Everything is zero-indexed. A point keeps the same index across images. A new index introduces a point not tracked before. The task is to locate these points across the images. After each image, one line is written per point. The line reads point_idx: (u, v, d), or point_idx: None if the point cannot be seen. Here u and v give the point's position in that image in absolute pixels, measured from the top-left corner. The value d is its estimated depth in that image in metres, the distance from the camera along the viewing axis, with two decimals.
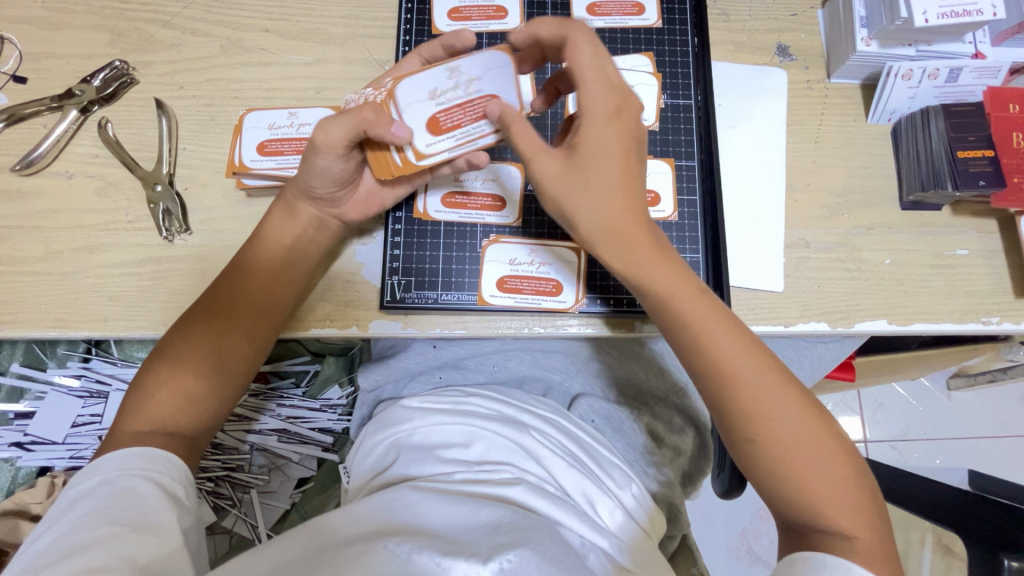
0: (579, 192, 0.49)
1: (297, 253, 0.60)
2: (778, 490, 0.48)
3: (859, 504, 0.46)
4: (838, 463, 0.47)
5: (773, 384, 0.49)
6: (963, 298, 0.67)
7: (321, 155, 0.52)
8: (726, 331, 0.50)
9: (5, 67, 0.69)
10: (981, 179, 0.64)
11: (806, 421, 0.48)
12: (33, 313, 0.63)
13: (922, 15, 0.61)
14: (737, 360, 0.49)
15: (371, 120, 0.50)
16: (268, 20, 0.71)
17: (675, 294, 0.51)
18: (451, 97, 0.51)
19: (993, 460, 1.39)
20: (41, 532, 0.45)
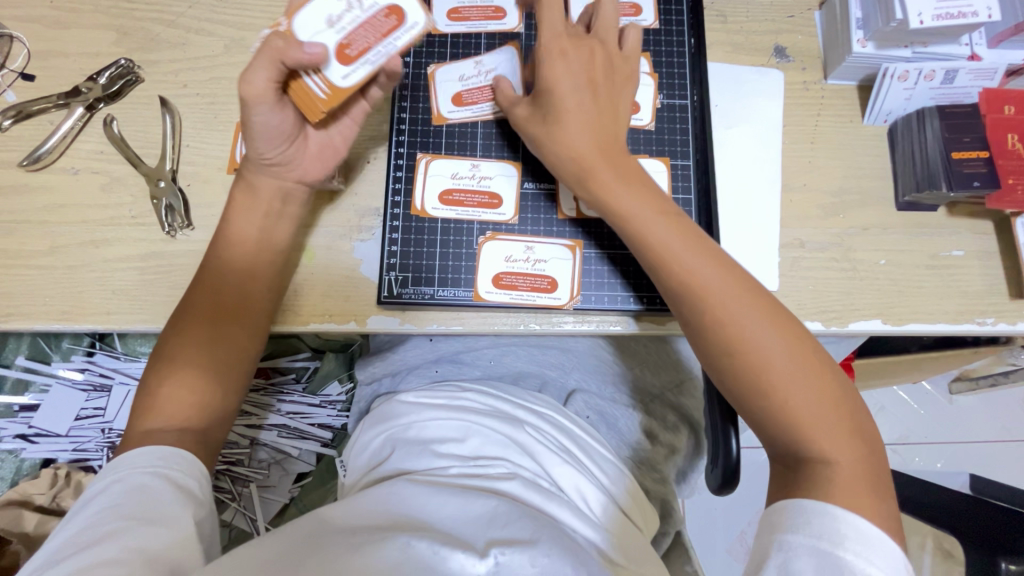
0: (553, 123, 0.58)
1: (269, 229, 0.61)
2: (761, 411, 0.48)
3: (839, 423, 0.47)
4: (823, 384, 0.48)
5: (754, 305, 0.50)
6: (959, 299, 0.67)
7: (258, 108, 0.53)
8: (702, 254, 0.52)
9: (14, 64, 0.71)
10: (975, 180, 0.64)
11: (787, 342, 0.49)
12: (38, 305, 0.64)
13: (917, 17, 0.61)
14: (730, 295, 0.50)
15: (281, 48, 0.50)
16: (271, 19, 0.72)
17: (645, 218, 0.54)
18: (350, 19, 0.51)
19: (994, 465, 1.39)
20: (58, 528, 0.46)
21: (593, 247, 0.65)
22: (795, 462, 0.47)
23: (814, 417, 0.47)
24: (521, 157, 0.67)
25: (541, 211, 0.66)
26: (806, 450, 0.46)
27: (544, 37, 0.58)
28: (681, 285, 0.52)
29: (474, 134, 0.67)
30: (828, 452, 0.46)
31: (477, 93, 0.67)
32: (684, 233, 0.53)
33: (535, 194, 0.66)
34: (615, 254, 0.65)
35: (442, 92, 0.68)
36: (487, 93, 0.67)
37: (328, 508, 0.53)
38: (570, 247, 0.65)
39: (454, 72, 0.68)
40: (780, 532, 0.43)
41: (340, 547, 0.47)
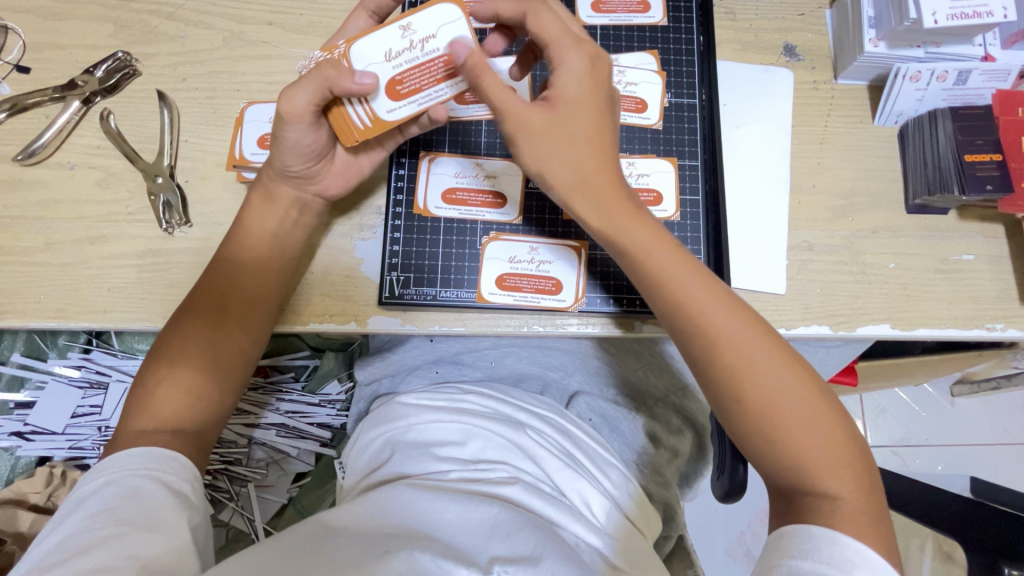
0: (549, 137, 0.48)
1: (283, 234, 0.60)
2: (761, 450, 0.47)
3: (841, 462, 0.45)
4: (823, 420, 0.46)
5: (760, 343, 0.48)
6: (968, 303, 0.66)
7: (291, 126, 0.52)
8: (705, 288, 0.50)
9: (9, 56, 0.69)
10: (987, 183, 0.63)
11: (793, 381, 0.47)
12: (34, 302, 0.63)
13: (932, 16, 0.60)
14: (726, 326, 0.48)
15: (332, 76, 0.49)
16: (271, 13, 0.71)
17: (652, 253, 0.50)
18: (408, 58, 0.50)
19: (995, 468, 1.38)
20: (47, 532, 0.45)
21: (598, 249, 0.64)
22: (793, 495, 0.46)
23: (816, 458, 0.45)
24: None
25: (545, 211, 0.65)
26: (807, 485, 0.45)
27: (563, 56, 0.48)
28: (681, 321, 0.50)
29: (479, 132, 0.66)
30: (829, 488, 0.45)
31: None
32: (689, 266, 0.50)
33: (540, 194, 0.65)
34: None
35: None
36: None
37: (322, 516, 0.52)
38: (575, 249, 0.64)
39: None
40: (787, 558, 0.42)
41: (341, 554, 0.46)
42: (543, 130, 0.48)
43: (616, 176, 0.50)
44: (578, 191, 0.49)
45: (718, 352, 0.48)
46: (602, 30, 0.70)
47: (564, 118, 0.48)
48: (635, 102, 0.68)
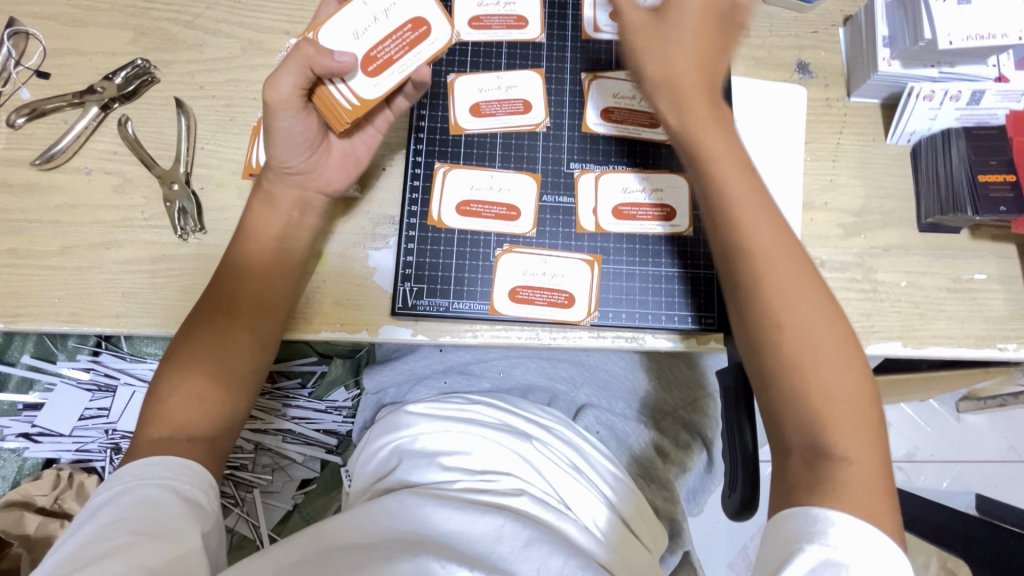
0: (647, 45, 0.55)
1: (288, 238, 0.60)
2: (787, 388, 0.47)
3: (862, 423, 0.46)
4: (850, 371, 0.47)
5: (801, 281, 0.49)
6: (980, 323, 0.66)
7: (281, 113, 0.54)
8: (762, 215, 0.51)
9: (30, 62, 0.70)
10: (1001, 205, 0.63)
11: (828, 327, 0.48)
12: (47, 306, 0.63)
13: (947, 37, 0.61)
14: (774, 264, 0.50)
15: (312, 55, 0.51)
16: (289, 23, 0.71)
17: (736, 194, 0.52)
18: (375, 31, 0.53)
19: (1001, 486, 1.37)
20: (60, 543, 0.45)
21: (611, 262, 0.64)
22: (807, 454, 0.46)
23: (837, 408, 0.46)
24: (540, 169, 0.66)
25: (559, 224, 0.65)
26: (822, 440, 0.46)
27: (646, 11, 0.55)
28: (723, 248, 0.52)
29: (493, 145, 0.66)
30: (840, 448, 0.45)
31: (496, 106, 0.67)
32: (751, 186, 0.52)
33: (554, 207, 0.65)
34: (633, 271, 0.64)
35: (461, 103, 0.67)
36: (506, 107, 0.67)
37: (322, 523, 0.52)
38: (588, 262, 0.64)
39: (475, 83, 0.67)
40: (791, 542, 0.42)
41: (346, 561, 0.46)
42: (645, 36, 0.55)
43: (709, 86, 0.55)
44: (658, 84, 0.55)
45: (759, 281, 0.49)
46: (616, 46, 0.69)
47: (670, 23, 0.54)
48: (648, 118, 0.67)
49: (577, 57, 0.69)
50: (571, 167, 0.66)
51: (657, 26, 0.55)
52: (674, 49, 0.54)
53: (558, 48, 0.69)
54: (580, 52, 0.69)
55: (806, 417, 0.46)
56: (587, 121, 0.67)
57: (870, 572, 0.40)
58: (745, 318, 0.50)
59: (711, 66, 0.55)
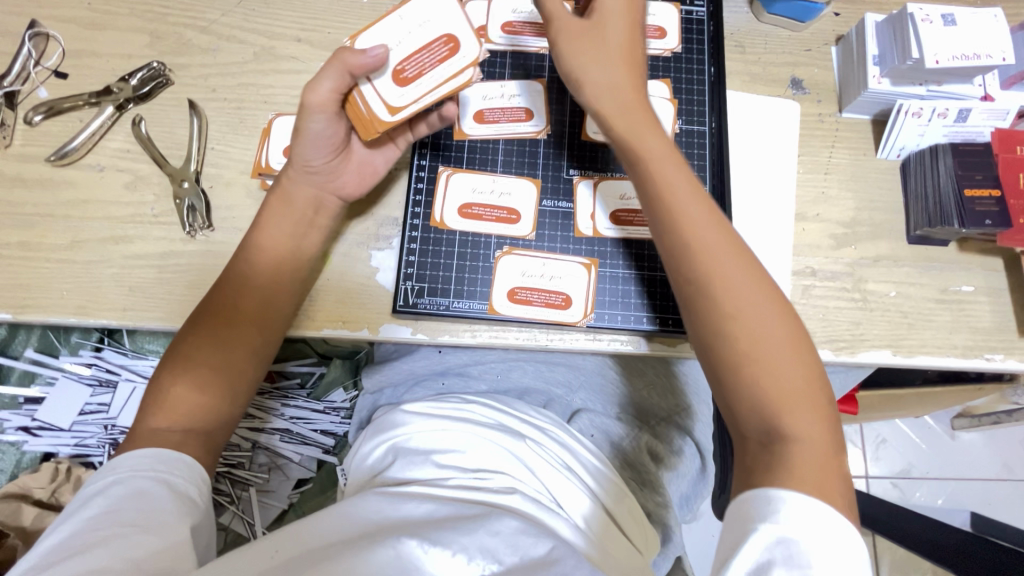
0: (584, 47, 0.56)
1: (302, 239, 0.62)
2: (737, 376, 0.48)
3: (806, 402, 0.47)
4: (794, 351, 0.48)
5: (747, 273, 0.51)
6: (967, 333, 0.67)
7: (314, 116, 0.55)
8: (695, 203, 0.53)
9: (49, 62, 0.72)
10: (986, 218, 0.65)
11: (775, 318, 0.49)
12: (56, 297, 0.65)
13: (933, 57, 0.63)
14: (718, 251, 0.51)
15: (348, 59, 0.52)
16: (301, 30, 0.74)
17: (678, 188, 0.53)
18: (408, 43, 0.54)
19: (993, 504, 1.38)
20: (49, 533, 0.46)
21: (608, 266, 0.65)
22: (760, 437, 0.47)
23: (786, 392, 0.47)
24: (541, 175, 0.68)
25: (557, 228, 0.67)
26: (774, 422, 0.46)
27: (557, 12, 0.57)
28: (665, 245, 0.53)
29: (496, 151, 0.69)
30: (788, 425, 0.46)
31: (500, 114, 0.69)
32: (690, 181, 0.54)
33: (553, 212, 0.67)
34: (630, 275, 0.65)
35: (466, 109, 0.69)
36: (508, 115, 0.69)
37: (311, 516, 0.52)
38: (585, 265, 0.65)
39: (481, 90, 0.69)
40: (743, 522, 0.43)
41: (332, 552, 0.46)
42: (578, 40, 0.56)
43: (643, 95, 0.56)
44: (606, 94, 0.56)
45: (706, 269, 0.51)
46: None
47: (600, 33, 0.56)
48: None
49: None
50: (570, 174, 0.68)
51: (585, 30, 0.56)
52: (615, 63, 0.56)
53: None
54: None
55: (756, 400, 0.47)
56: (587, 129, 0.68)
57: (823, 551, 0.40)
58: (694, 308, 0.51)
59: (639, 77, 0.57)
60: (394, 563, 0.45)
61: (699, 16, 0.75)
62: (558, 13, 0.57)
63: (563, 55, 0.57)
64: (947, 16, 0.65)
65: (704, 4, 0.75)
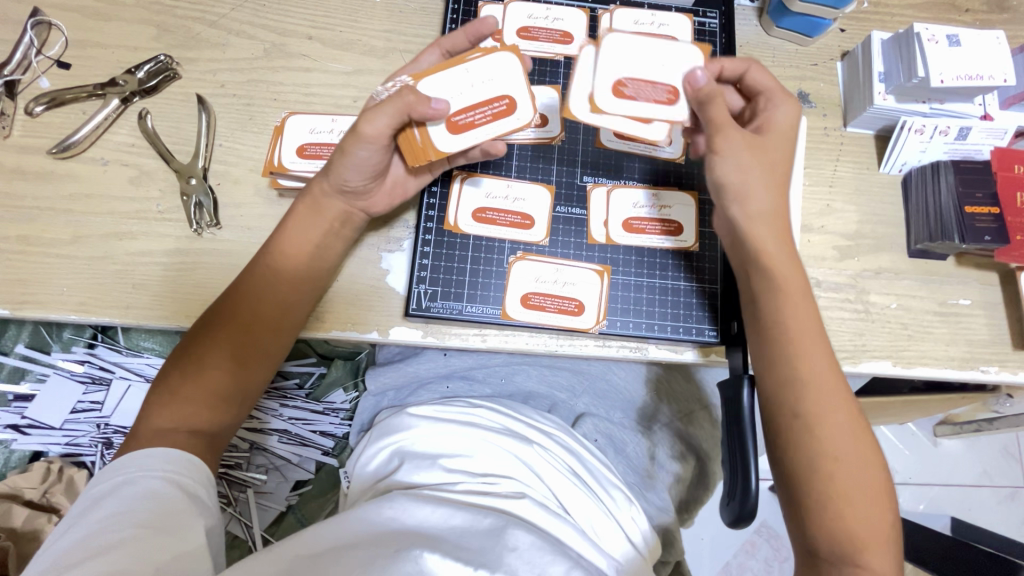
0: (751, 162, 0.55)
1: (324, 247, 0.61)
2: (829, 513, 0.49)
3: (882, 540, 0.49)
4: (880, 497, 0.50)
5: (853, 424, 0.51)
6: (964, 346, 0.69)
7: (365, 144, 0.55)
8: (818, 348, 0.53)
9: (52, 52, 0.70)
10: (986, 234, 0.67)
11: (870, 466, 0.50)
12: (56, 294, 0.63)
13: (939, 76, 0.65)
14: (830, 397, 0.51)
15: (412, 102, 0.52)
16: (312, 28, 0.73)
17: (801, 332, 0.53)
18: (469, 94, 0.55)
19: (973, 509, 1.42)
20: (58, 536, 0.45)
21: (620, 274, 0.66)
22: (835, 560, 0.49)
23: (873, 533, 0.49)
24: (555, 181, 0.68)
25: (571, 234, 0.67)
26: (857, 556, 0.48)
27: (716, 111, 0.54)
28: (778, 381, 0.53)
29: (510, 156, 0.69)
30: (868, 562, 0.48)
31: (648, 90, 0.55)
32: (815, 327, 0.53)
33: (567, 218, 0.67)
34: (641, 283, 0.66)
35: (588, 88, 0.55)
36: (652, 93, 0.55)
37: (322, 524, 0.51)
38: (597, 272, 0.66)
39: (615, 53, 0.55)
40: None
41: (347, 562, 0.45)
42: (747, 153, 0.55)
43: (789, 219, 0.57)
44: (762, 221, 0.55)
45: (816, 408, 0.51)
46: None
47: (767, 150, 0.56)
48: None
49: None
50: (583, 181, 0.68)
51: (757, 147, 0.55)
52: (774, 183, 0.55)
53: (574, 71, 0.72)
54: None
55: (839, 531, 0.49)
56: (602, 137, 0.69)
57: None
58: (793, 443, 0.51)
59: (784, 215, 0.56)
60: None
61: (711, 28, 0.76)
62: (726, 120, 0.54)
63: (721, 168, 0.55)
64: (953, 37, 0.67)
65: (715, 16, 0.76)
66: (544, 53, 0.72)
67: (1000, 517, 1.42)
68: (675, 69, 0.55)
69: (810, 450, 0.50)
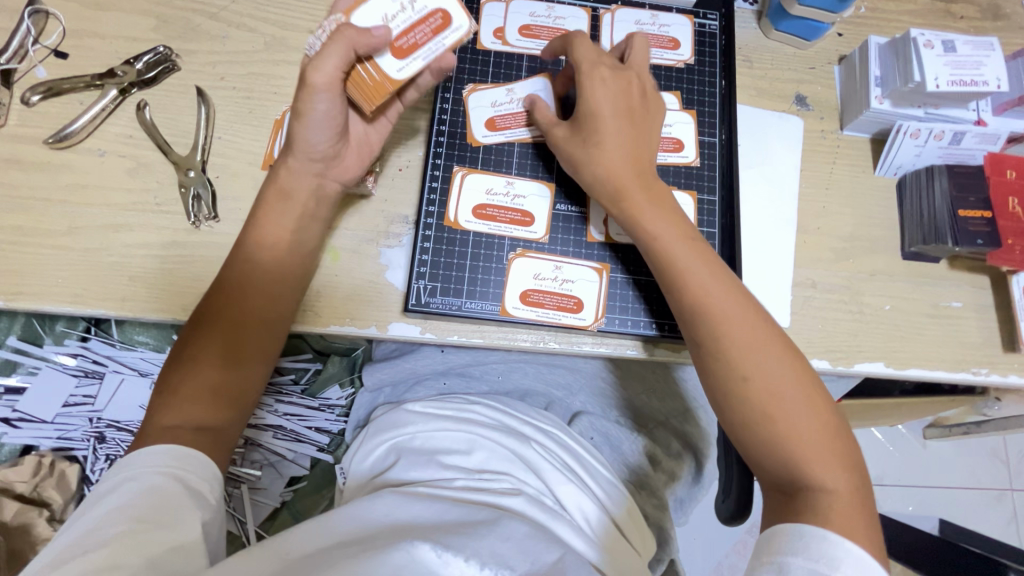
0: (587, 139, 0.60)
1: (302, 232, 0.61)
2: (762, 434, 0.50)
3: (825, 450, 0.48)
4: (807, 397, 0.50)
5: (765, 334, 0.52)
6: (956, 348, 0.70)
7: (319, 96, 0.54)
8: (698, 261, 0.56)
9: (49, 41, 0.70)
10: (978, 238, 0.68)
11: (784, 366, 0.51)
12: (51, 285, 0.62)
13: (934, 81, 0.66)
14: (725, 305, 0.54)
15: (354, 38, 0.50)
16: (313, 22, 0.73)
17: (681, 250, 0.57)
18: (402, 18, 0.52)
19: (959, 511, 1.44)
20: (63, 532, 0.44)
21: (618, 272, 0.66)
22: (788, 488, 0.48)
23: (808, 444, 0.48)
24: (555, 178, 0.68)
25: (570, 232, 0.67)
26: (792, 470, 0.48)
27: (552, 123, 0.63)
28: (684, 302, 0.55)
29: (511, 153, 0.69)
30: (817, 478, 0.47)
31: (415, 33, 0.53)
32: (706, 258, 0.56)
33: (566, 216, 0.68)
34: (640, 281, 0.66)
35: None
36: (427, 28, 0.52)
37: (317, 519, 0.51)
38: (597, 270, 0.66)
39: None
40: (778, 554, 0.44)
41: (340, 555, 0.45)
42: (573, 144, 0.61)
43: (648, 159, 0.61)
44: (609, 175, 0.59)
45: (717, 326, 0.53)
46: None
47: (595, 126, 0.60)
48: (671, 142, 0.71)
49: None
50: None
51: (579, 134, 0.61)
52: (618, 139, 0.60)
53: None
54: None
55: (779, 452, 0.49)
56: None
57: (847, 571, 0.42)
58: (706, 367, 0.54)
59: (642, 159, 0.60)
60: (407, 567, 0.44)
61: (711, 30, 0.76)
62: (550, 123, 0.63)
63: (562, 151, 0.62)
64: (948, 43, 0.67)
65: (716, 18, 0.76)
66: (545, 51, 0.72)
67: (987, 519, 1.44)
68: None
69: (725, 370, 0.52)
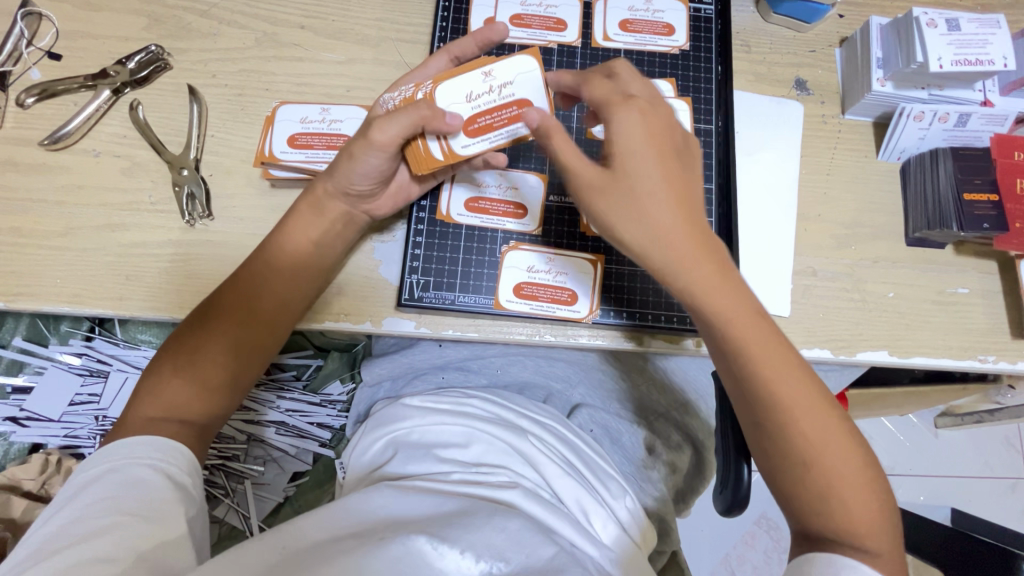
0: (625, 190, 0.47)
1: (323, 249, 0.61)
2: (817, 496, 0.48)
3: (865, 504, 0.48)
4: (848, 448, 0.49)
5: (807, 390, 0.49)
6: (962, 335, 0.68)
7: (372, 151, 0.54)
8: (745, 319, 0.49)
9: (42, 43, 0.70)
10: (985, 222, 0.66)
11: (829, 424, 0.49)
12: (48, 286, 0.63)
13: (937, 61, 0.64)
14: (768, 361, 0.48)
15: (426, 115, 0.51)
16: (304, 17, 0.72)
17: (728, 310, 0.48)
18: (486, 100, 0.52)
19: (975, 500, 1.41)
20: (46, 520, 0.45)
21: (613, 264, 0.65)
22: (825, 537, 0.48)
23: (855, 505, 0.48)
24: (547, 170, 0.68)
25: (564, 224, 0.66)
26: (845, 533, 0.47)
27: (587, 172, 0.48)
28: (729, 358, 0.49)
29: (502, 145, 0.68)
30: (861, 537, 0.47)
31: (494, 117, 0.52)
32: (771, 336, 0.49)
33: (560, 208, 0.67)
34: (636, 272, 0.65)
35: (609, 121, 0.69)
36: (506, 114, 0.52)
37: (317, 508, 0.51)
38: (591, 262, 0.65)
39: None
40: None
41: (341, 548, 0.46)
42: (610, 195, 0.48)
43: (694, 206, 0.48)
44: (655, 235, 0.47)
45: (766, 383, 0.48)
46: (624, 52, 0.72)
47: (641, 167, 0.47)
48: None
49: (586, 64, 0.72)
50: None
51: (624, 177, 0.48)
52: (663, 189, 0.47)
53: (568, 57, 0.72)
54: (589, 59, 0.72)
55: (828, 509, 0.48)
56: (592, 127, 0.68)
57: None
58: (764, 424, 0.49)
59: (688, 201, 0.48)
60: (404, 559, 0.44)
61: (708, 14, 0.74)
62: (578, 160, 0.48)
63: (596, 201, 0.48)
64: (952, 21, 0.65)
65: (711, 2, 0.75)
66: (537, 41, 0.72)
67: (1004, 508, 1.41)
68: (518, 86, 0.51)
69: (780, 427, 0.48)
